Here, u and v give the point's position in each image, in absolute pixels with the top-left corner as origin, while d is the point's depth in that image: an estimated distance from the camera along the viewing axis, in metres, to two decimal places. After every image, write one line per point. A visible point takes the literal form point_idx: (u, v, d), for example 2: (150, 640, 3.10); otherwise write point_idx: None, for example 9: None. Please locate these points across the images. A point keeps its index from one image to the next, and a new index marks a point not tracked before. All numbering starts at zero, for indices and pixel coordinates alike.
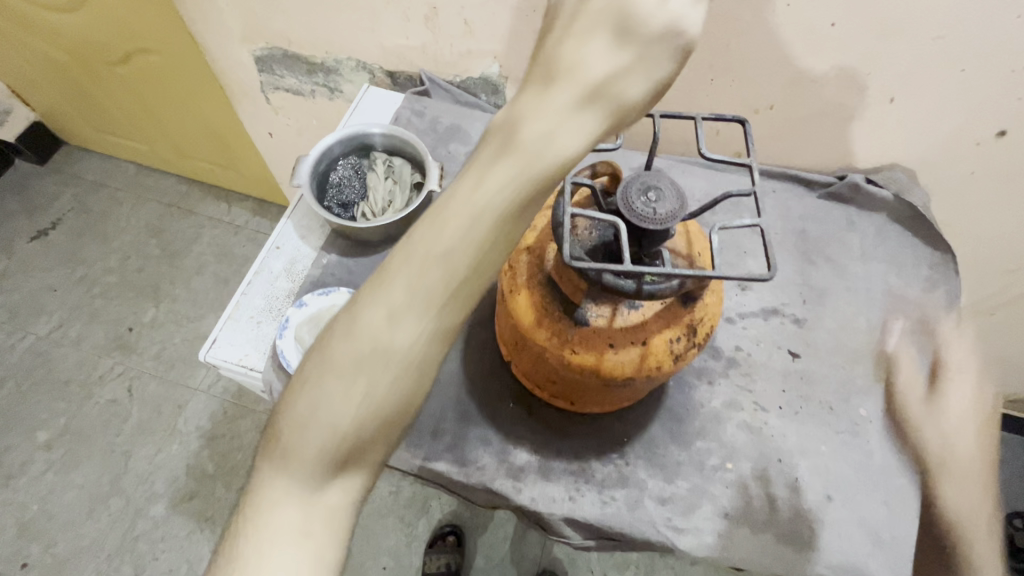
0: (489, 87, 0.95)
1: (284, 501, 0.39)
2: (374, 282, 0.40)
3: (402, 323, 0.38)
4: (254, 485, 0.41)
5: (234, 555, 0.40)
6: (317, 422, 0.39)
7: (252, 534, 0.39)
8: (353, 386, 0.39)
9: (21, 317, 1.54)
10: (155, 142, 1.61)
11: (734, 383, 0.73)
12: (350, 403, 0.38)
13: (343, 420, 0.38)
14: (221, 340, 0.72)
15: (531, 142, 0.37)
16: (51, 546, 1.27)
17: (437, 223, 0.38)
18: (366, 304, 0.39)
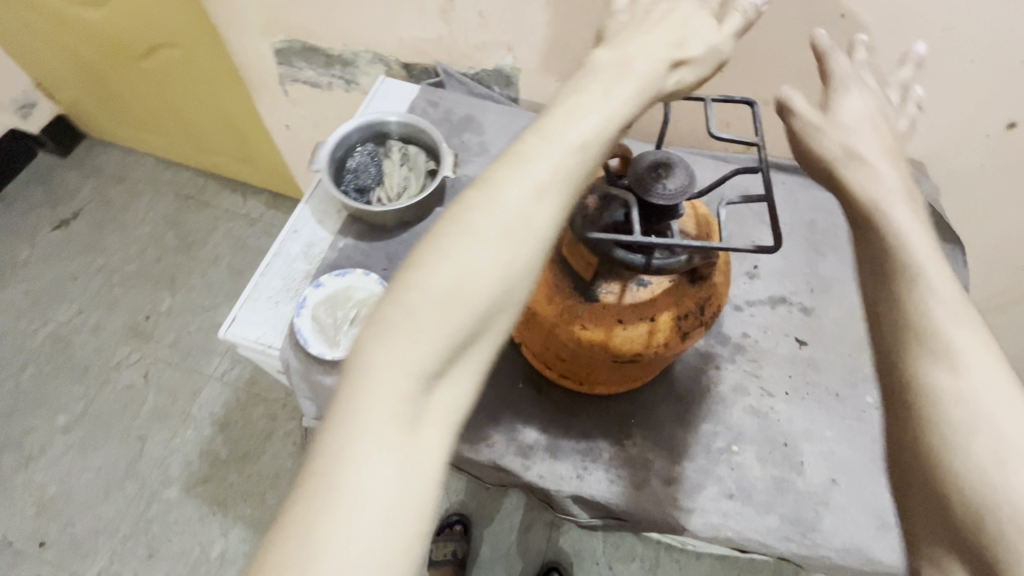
0: (503, 79, 0.97)
1: (370, 473, 0.32)
2: (511, 153, 0.37)
3: (521, 226, 0.36)
4: (347, 378, 0.34)
5: (322, 458, 0.32)
6: (422, 334, 0.34)
7: (348, 430, 0.32)
8: (468, 293, 0.34)
9: (43, 304, 1.58)
10: (174, 135, 1.65)
11: (741, 369, 0.74)
12: (486, 274, 0.34)
13: (475, 294, 0.34)
14: (240, 319, 0.74)
15: (641, 65, 0.42)
16: (69, 526, 1.30)
17: (576, 105, 0.39)
18: (505, 173, 0.37)
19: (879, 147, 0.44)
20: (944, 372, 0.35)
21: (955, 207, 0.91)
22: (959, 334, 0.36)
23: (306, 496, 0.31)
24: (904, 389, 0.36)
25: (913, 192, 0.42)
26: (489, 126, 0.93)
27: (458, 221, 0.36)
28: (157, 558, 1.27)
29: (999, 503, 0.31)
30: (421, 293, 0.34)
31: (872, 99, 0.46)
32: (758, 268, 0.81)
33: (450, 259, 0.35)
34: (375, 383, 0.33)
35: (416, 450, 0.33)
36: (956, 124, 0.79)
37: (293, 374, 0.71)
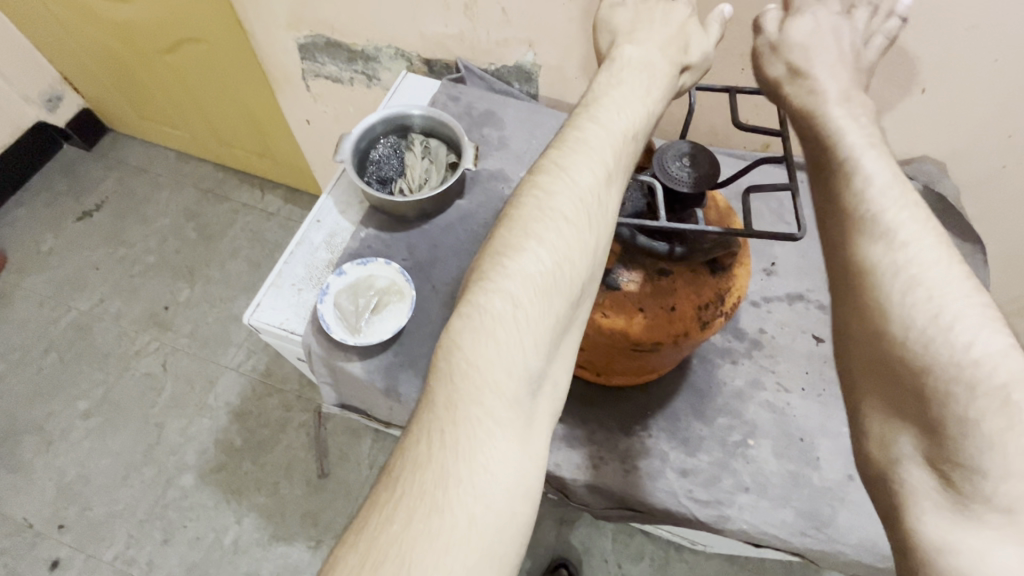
0: (523, 75, 0.98)
1: (471, 489, 0.37)
2: (556, 169, 0.46)
3: (584, 223, 0.44)
4: (455, 368, 0.40)
5: (453, 436, 0.39)
6: (518, 321, 0.41)
7: (472, 408, 0.39)
8: (552, 283, 0.42)
9: (65, 292, 1.62)
10: (196, 129, 1.68)
11: (758, 364, 0.74)
12: (566, 268, 0.43)
13: (559, 286, 0.42)
14: (264, 305, 0.76)
15: (640, 68, 0.52)
16: (87, 509, 1.33)
17: (600, 117, 0.48)
18: (559, 183, 0.45)
19: (828, 61, 0.51)
20: (887, 253, 0.43)
21: (976, 209, 0.90)
22: (900, 222, 0.43)
23: (414, 521, 0.36)
24: (856, 272, 0.44)
25: (856, 98, 0.50)
26: (508, 121, 0.94)
27: (493, 267, 0.43)
28: (172, 543, 1.29)
29: (926, 357, 0.40)
30: (477, 331, 0.41)
31: (826, 18, 0.53)
32: (775, 264, 0.81)
33: (532, 259, 0.42)
34: (456, 413, 0.39)
35: (507, 459, 0.39)
36: (979, 124, 0.78)
37: (315, 360, 0.73)
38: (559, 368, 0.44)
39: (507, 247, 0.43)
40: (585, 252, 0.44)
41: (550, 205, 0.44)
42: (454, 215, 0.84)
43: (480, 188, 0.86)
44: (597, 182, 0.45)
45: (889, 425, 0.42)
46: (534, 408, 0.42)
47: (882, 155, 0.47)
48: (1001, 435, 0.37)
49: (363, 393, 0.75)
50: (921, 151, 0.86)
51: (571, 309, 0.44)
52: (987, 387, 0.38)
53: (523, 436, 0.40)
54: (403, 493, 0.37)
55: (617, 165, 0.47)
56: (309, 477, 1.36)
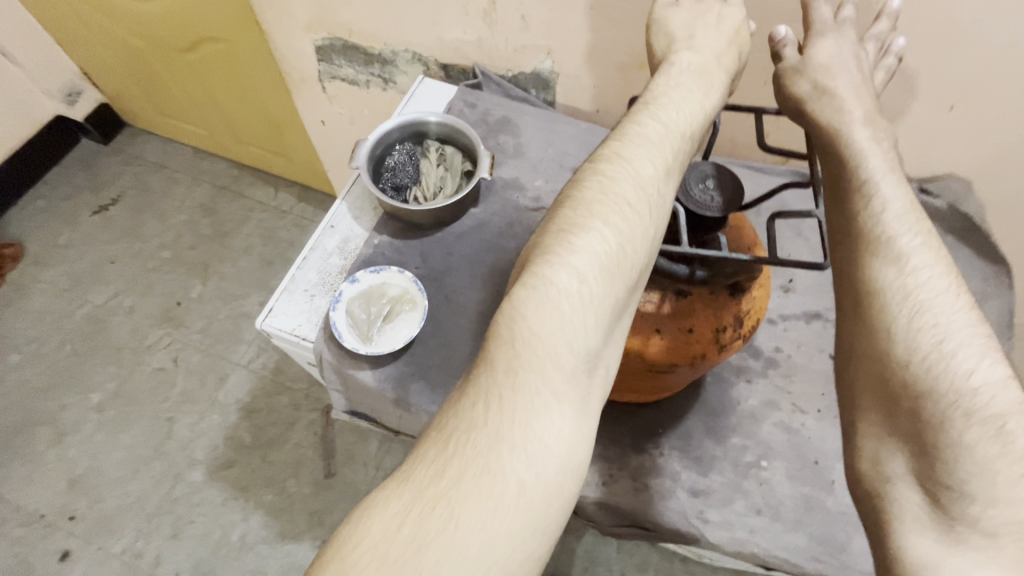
0: (540, 83, 0.97)
1: (523, 456, 0.36)
2: (622, 150, 0.45)
3: (650, 206, 0.43)
4: (518, 343, 0.39)
5: (512, 410, 0.37)
6: (586, 300, 0.40)
7: (530, 385, 0.38)
8: (618, 261, 0.41)
9: (81, 285, 1.63)
10: (212, 126, 1.69)
11: (772, 383, 0.73)
12: (632, 248, 0.41)
13: (625, 265, 0.41)
14: (277, 310, 0.76)
15: (695, 73, 0.51)
16: (98, 501, 1.35)
17: (663, 108, 0.48)
18: (626, 166, 0.44)
19: (854, 85, 0.50)
20: (897, 278, 0.43)
21: (1002, 231, 0.88)
22: (909, 254, 0.43)
23: (465, 480, 0.35)
24: (866, 294, 0.44)
25: (880, 121, 0.49)
26: (525, 129, 0.93)
27: (558, 239, 0.41)
28: (180, 538, 1.30)
29: (928, 381, 0.40)
30: (540, 301, 0.39)
31: (847, 46, 0.53)
32: (793, 282, 0.80)
33: (599, 234, 0.41)
34: (515, 381, 0.38)
35: (561, 435, 0.38)
36: (1009, 145, 0.77)
37: (326, 366, 0.73)
38: (614, 351, 0.43)
39: (572, 222, 0.42)
40: (647, 238, 0.43)
41: (614, 188, 0.43)
42: (469, 223, 0.83)
43: (496, 196, 0.86)
44: (658, 173, 0.44)
45: (883, 444, 0.42)
46: (589, 389, 0.41)
47: (898, 180, 0.46)
48: (991, 461, 0.38)
49: (374, 400, 0.75)
50: (947, 170, 0.84)
51: (629, 293, 0.43)
52: (984, 414, 0.39)
53: (578, 415, 0.39)
54: (457, 452, 0.36)
55: (679, 161, 0.46)
56: (315, 476, 1.36)
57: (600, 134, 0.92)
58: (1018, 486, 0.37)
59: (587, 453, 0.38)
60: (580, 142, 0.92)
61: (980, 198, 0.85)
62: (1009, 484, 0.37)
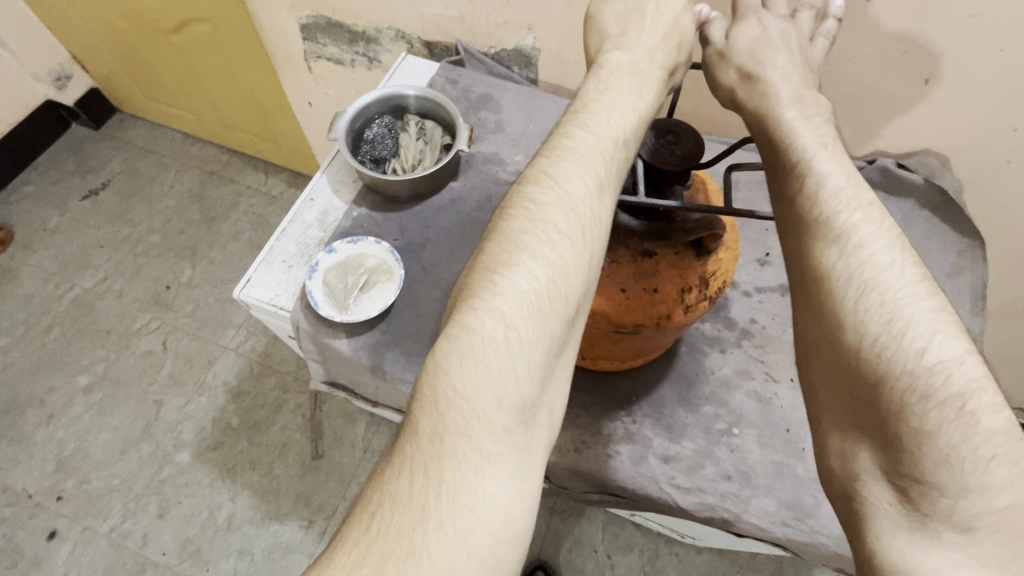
0: (522, 60, 0.97)
1: (452, 533, 0.36)
2: (549, 176, 0.44)
3: (580, 236, 0.43)
4: (442, 399, 0.39)
5: (438, 478, 0.37)
6: (513, 350, 0.39)
7: (456, 444, 0.38)
8: (546, 302, 0.41)
9: (70, 269, 1.63)
10: (201, 111, 1.69)
11: (746, 353, 0.74)
12: (562, 285, 0.41)
13: (552, 306, 0.41)
14: (254, 280, 0.76)
15: (628, 66, 0.50)
16: (86, 481, 1.35)
17: (593, 117, 0.47)
18: (553, 194, 0.43)
19: (780, 64, 0.50)
20: (842, 260, 0.43)
21: (980, 208, 0.89)
22: (854, 232, 0.43)
23: (390, 564, 0.35)
24: (816, 279, 0.44)
25: (809, 97, 0.49)
26: (505, 105, 0.93)
27: (483, 285, 0.41)
28: (167, 518, 1.31)
29: (882, 367, 0.40)
30: (464, 355, 0.39)
31: (774, 25, 0.53)
32: (770, 255, 0.80)
33: (525, 276, 0.41)
34: (440, 447, 0.38)
35: (493, 500, 0.37)
36: (983, 119, 0.77)
37: (303, 336, 0.73)
38: (553, 393, 0.43)
39: (498, 264, 0.42)
40: (578, 272, 0.42)
41: (542, 217, 0.43)
42: (447, 197, 0.84)
43: (475, 170, 0.86)
44: (589, 192, 0.44)
45: (848, 439, 0.43)
46: (526, 439, 0.40)
47: (838, 155, 0.46)
48: (957, 449, 0.38)
49: (351, 371, 0.75)
50: (924, 145, 0.85)
51: (565, 332, 0.42)
52: (943, 396, 0.39)
53: (513, 472, 0.39)
54: (380, 536, 0.36)
55: (614, 175, 0.46)
56: (303, 458, 1.37)
57: None
58: (988, 474, 0.38)
59: (525, 511, 0.38)
60: (560, 118, 0.92)
61: (957, 174, 0.86)
62: (979, 471, 0.38)
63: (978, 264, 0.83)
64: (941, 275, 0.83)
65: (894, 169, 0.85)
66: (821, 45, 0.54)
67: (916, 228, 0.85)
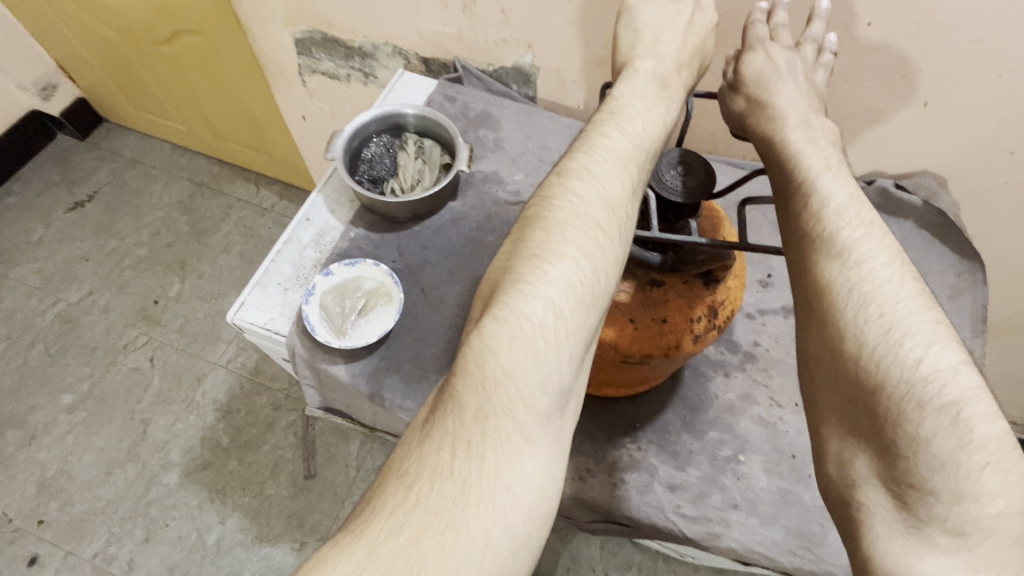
0: (521, 77, 0.97)
1: (492, 510, 0.35)
2: (594, 168, 0.44)
3: (621, 229, 0.43)
4: (490, 381, 0.37)
5: (481, 457, 0.36)
6: (561, 336, 0.39)
7: (502, 426, 0.37)
8: (589, 290, 0.40)
9: (54, 283, 1.59)
10: (191, 122, 1.66)
11: (750, 377, 0.73)
12: (602, 276, 0.41)
13: (594, 294, 0.40)
14: (249, 304, 0.74)
15: (654, 74, 0.50)
16: (68, 504, 1.31)
17: (632, 119, 0.47)
18: (598, 187, 0.43)
19: (787, 91, 0.50)
20: (843, 273, 0.42)
21: (976, 227, 0.89)
22: (853, 247, 0.42)
23: (428, 535, 0.34)
24: (815, 293, 0.43)
25: (816, 124, 0.48)
26: (505, 123, 0.92)
27: (529, 268, 0.40)
28: (153, 542, 1.27)
29: (880, 375, 0.39)
30: (511, 338, 0.38)
31: (781, 55, 0.52)
32: (772, 276, 0.80)
33: (572, 263, 0.40)
34: (485, 426, 0.37)
35: (531, 481, 0.36)
36: (981, 141, 0.78)
37: (299, 361, 0.71)
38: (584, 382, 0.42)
39: (544, 248, 0.41)
40: (617, 263, 0.42)
41: (586, 209, 0.42)
42: (446, 217, 0.82)
43: (475, 190, 0.85)
44: (627, 194, 0.44)
45: (844, 445, 0.41)
46: (561, 426, 0.39)
47: (839, 173, 0.45)
48: (952, 454, 0.37)
49: (347, 396, 0.73)
50: (922, 167, 0.85)
51: (600, 322, 0.42)
52: (937, 404, 0.38)
53: (549, 457, 0.38)
54: (419, 507, 0.35)
55: (646, 172, 0.46)
56: (295, 478, 1.34)
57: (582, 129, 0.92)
58: (982, 480, 0.36)
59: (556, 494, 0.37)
60: (560, 136, 0.91)
61: (954, 195, 0.87)
62: (972, 477, 0.36)
63: (977, 284, 0.83)
64: (941, 296, 0.83)
65: (892, 190, 0.85)
66: (823, 73, 0.54)
67: (914, 248, 0.86)
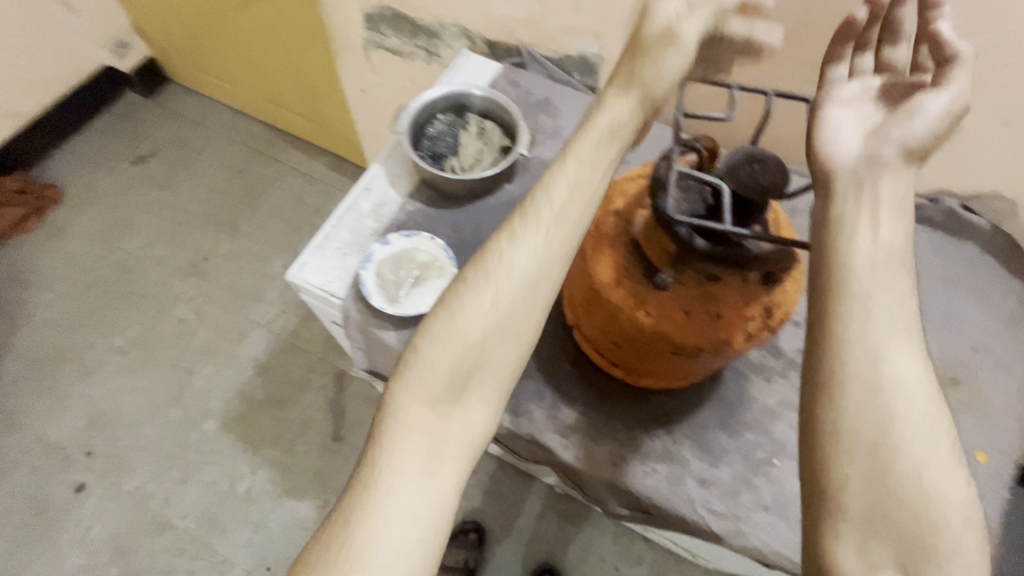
0: (584, 66, 0.97)
1: (383, 495, 0.47)
2: (499, 239, 0.53)
3: (501, 281, 0.51)
4: (387, 403, 0.51)
5: (378, 458, 0.49)
6: (435, 369, 0.50)
7: (393, 434, 0.49)
8: (463, 332, 0.50)
9: (114, 232, 1.68)
10: (252, 89, 1.72)
11: (792, 384, 0.73)
12: (477, 318, 0.50)
13: (469, 332, 0.50)
14: (309, 265, 0.78)
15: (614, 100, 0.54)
16: (114, 440, 1.39)
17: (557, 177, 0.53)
18: (492, 252, 0.52)
19: (853, 168, 0.45)
20: (895, 361, 0.42)
21: None
22: (892, 339, 0.42)
23: (344, 511, 0.47)
24: (870, 373, 0.41)
25: (884, 219, 0.43)
26: (564, 111, 0.93)
27: (426, 322, 0.52)
28: (189, 483, 1.34)
29: (908, 469, 0.41)
30: (405, 371, 0.51)
31: (900, 111, 0.46)
32: None
33: (451, 315, 0.51)
34: (382, 433, 0.50)
35: (413, 473, 0.48)
36: None
37: (352, 324, 0.75)
38: (480, 406, 0.50)
39: (442, 307, 0.52)
40: (496, 307, 0.50)
41: (478, 272, 0.52)
42: (501, 198, 0.84)
43: (530, 174, 0.87)
44: (518, 252, 0.51)
45: (869, 529, 0.41)
46: (447, 433, 0.49)
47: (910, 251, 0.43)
48: (955, 551, 0.41)
49: (393, 361, 0.76)
50: (992, 189, 0.83)
51: (482, 353, 0.50)
52: (950, 501, 0.41)
53: (432, 457, 0.49)
54: (343, 492, 0.49)
55: (564, 229, 0.51)
56: (323, 438, 1.39)
57: None
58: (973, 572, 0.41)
59: (433, 485, 0.48)
60: None
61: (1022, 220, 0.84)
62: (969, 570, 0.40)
63: None
64: (997, 322, 0.81)
65: (959, 211, 0.83)
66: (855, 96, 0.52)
67: (973, 272, 0.84)
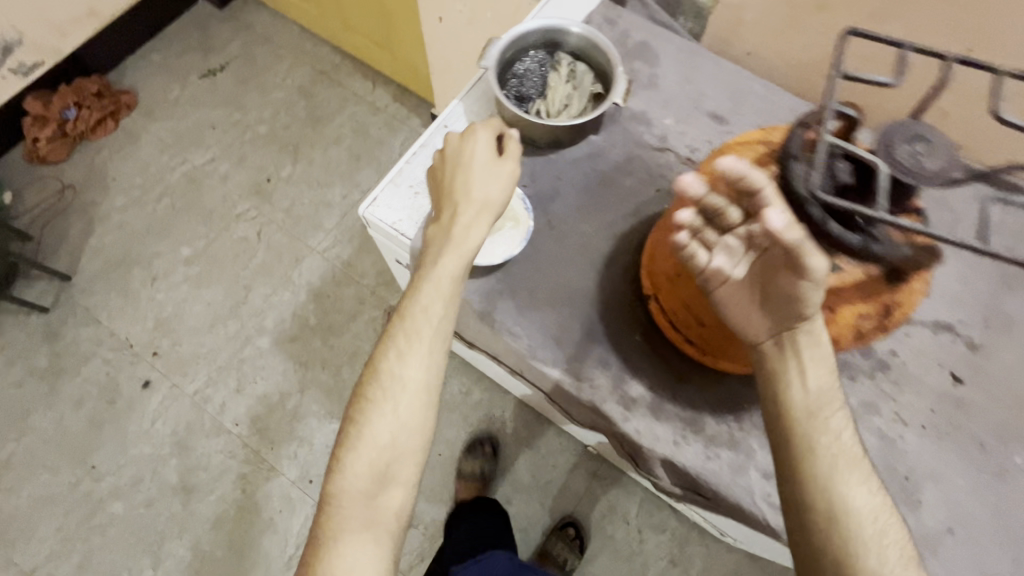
0: (692, 9, 0.87)
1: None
2: (390, 354, 0.61)
3: (400, 389, 0.60)
4: (328, 499, 0.58)
5: (327, 545, 0.55)
6: (360, 462, 0.58)
7: (335, 524, 0.56)
8: (381, 429, 0.59)
9: (184, 143, 1.71)
10: (324, 7, 1.66)
11: (879, 388, 0.67)
12: (391, 415, 0.59)
13: (385, 430, 0.59)
14: (381, 201, 0.75)
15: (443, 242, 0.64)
16: (178, 343, 1.47)
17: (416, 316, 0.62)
18: (386, 367, 0.61)
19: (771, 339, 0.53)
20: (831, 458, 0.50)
21: None
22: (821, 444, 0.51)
23: None
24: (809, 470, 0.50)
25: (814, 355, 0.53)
26: (664, 59, 0.84)
27: (349, 426, 0.60)
28: (243, 393, 1.42)
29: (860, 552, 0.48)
30: (337, 472, 0.58)
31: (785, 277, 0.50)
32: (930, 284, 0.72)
33: (368, 418, 0.59)
34: (326, 525, 0.56)
35: (357, 548, 0.55)
36: None
37: None
38: (403, 484, 0.59)
39: (358, 415, 0.60)
40: (401, 407, 0.59)
41: (380, 387, 0.60)
42: (585, 150, 0.78)
43: (619, 127, 0.80)
44: (408, 369, 0.60)
45: None
46: (381, 509, 0.57)
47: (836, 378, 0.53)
48: None
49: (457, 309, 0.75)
50: None
51: (399, 440, 0.59)
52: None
53: (371, 534, 0.56)
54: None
55: (434, 347, 0.61)
56: None
57: (749, 79, 0.83)
58: None
59: (376, 555, 0.55)
60: (721, 82, 0.83)
61: None
62: None
63: None
64: None
65: None
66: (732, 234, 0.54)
67: None
